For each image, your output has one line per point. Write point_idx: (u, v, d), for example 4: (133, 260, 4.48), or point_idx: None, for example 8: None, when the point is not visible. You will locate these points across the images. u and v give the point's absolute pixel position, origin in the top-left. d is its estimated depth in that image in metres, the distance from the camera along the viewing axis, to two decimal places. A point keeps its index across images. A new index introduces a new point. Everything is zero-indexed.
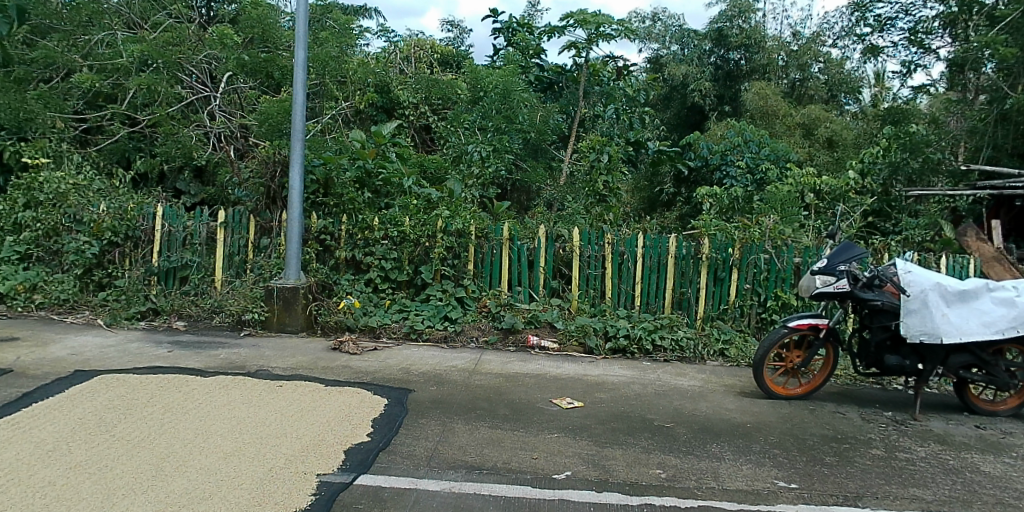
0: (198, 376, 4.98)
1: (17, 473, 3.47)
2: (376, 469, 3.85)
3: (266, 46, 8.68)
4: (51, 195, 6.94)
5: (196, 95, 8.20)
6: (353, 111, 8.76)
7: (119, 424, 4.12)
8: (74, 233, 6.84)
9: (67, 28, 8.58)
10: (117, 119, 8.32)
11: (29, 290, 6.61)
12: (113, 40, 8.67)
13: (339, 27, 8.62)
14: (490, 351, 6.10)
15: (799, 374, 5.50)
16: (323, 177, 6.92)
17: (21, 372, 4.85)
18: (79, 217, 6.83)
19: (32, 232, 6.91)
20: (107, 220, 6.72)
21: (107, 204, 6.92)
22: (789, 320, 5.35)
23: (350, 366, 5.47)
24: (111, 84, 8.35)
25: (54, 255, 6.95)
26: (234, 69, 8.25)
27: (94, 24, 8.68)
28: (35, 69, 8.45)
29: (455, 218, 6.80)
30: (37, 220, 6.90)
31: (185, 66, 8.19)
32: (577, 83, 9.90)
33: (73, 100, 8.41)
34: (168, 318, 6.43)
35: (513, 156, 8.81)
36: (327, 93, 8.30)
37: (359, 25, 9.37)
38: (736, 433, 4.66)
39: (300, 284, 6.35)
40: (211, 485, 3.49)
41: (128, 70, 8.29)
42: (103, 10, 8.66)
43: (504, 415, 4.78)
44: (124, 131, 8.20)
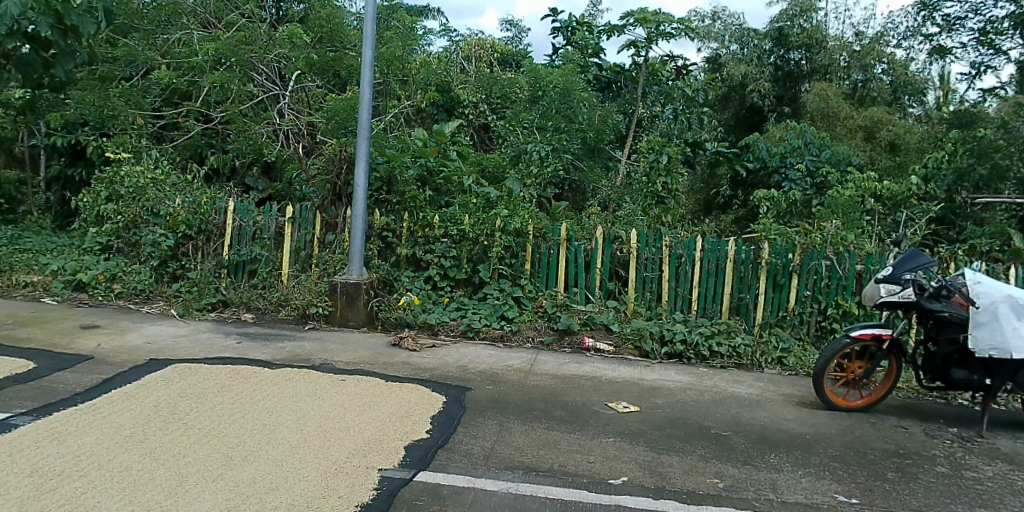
0: (265, 368, 5.09)
1: (97, 458, 3.61)
2: (435, 466, 3.87)
3: (335, 47, 8.98)
4: (131, 189, 7.21)
5: (266, 93, 8.26)
6: (415, 110, 8.85)
7: (191, 412, 4.26)
8: (151, 225, 7.10)
9: (149, 28, 8.98)
10: (192, 116, 8.61)
11: (109, 280, 6.84)
12: (190, 39, 8.87)
13: (403, 27, 8.86)
14: (546, 352, 6.06)
15: (862, 386, 5.29)
16: (387, 175, 7.05)
17: (101, 359, 5.06)
18: (156, 210, 7.10)
19: (113, 225, 7.24)
20: (182, 214, 6.95)
21: (182, 198, 7.10)
22: (851, 329, 5.18)
23: (409, 363, 5.51)
24: (187, 82, 8.62)
25: (133, 247, 7.22)
26: (303, 67, 8.36)
27: (173, 24, 8.97)
28: (118, 67, 8.82)
29: (514, 218, 6.76)
30: (118, 213, 7.20)
31: (256, 66, 8.25)
32: (636, 83, 9.72)
33: (152, 97, 8.65)
34: (237, 310, 6.55)
35: (571, 156, 8.79)
36: (389, 92, 8.41)
37: (421, 26, 9.48)
38: (794, 444, 4.52)
39: (362, 280, 6.42)
40: (278, 477, 3.56)
41: (203, 68, 8.54)
42: (182, 10, 8.95)
43: (559, 417, 4.76)
44: (199, 127, 8.43)
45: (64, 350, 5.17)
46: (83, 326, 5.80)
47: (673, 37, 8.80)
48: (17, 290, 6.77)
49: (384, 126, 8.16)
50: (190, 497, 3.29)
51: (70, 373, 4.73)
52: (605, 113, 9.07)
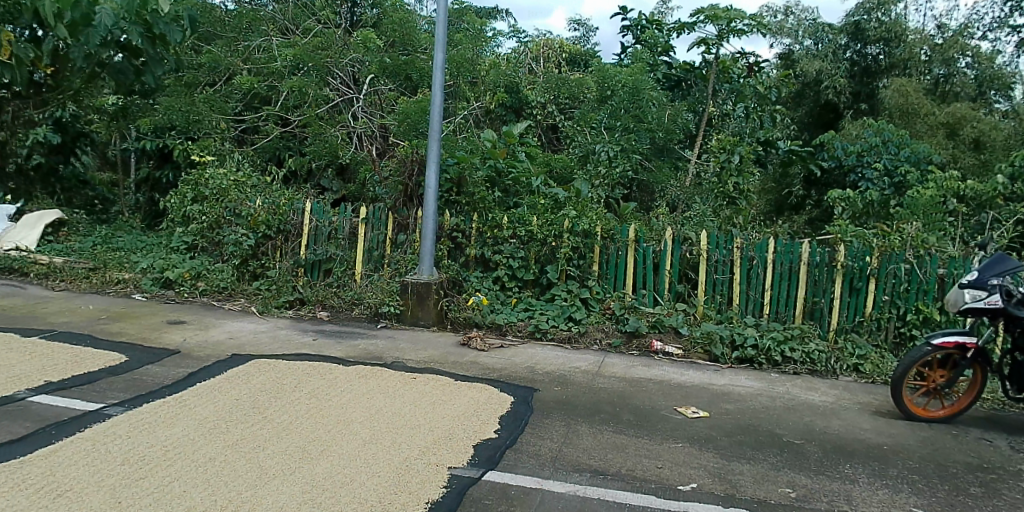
0: (339, 365, 5.21)
1: (183, 448, 3.78)
2: (503, 466, 3.87)
3: (408, 50, 9.15)
4: (215, 191, 7.54)
5: (341, 96, 8.59)
6: (484, 111, 8.85)
7: (271, 406, 4.40)
8: (233, 226, 7.37)
9: (231, 35, 9.29)
10: (271, 120, 8.90)
11: (194, 277, 7.14)
12: (269, 45, 9.30)
13: (473, 30, 9.06)
14: (614, 354, 5.97)
15: (943, 396, 5.00)
16: (457, 176, 7.08)
17: (187, 353, 5.29)
18: (238, 211, 7.37)
19: (198, 225, 7.53)
20: (263, 214, 7.23)
21: (263, 199, 7.39)
22: (932, 336, 4.89)
23: (478, 363, 5.54)
24: (268, 87, 8.94)
25: (215, 246, 7.48)
26: (376, 71, 8.66)
27: (254, 31, 9.36)
28: (202, 74, 9.16)
29: (582, 219, 6.71)
30: (203, 213, 7.52)
31: (332, 70, 8.65)
32: (706, 81, 9.51)
33: (234, 102, 9.00)
34: (313, 308, 6.73)
35: (640, 156, 8.67)
36: (459, 94, 8.59)
37: (490, 28, 9.59)
38: (871, 454, 4.31)
39: (433, 280, 6.48)
40: (351, 472, 3.63)
41: (281, 74, 8.81)
42: (261, 17, 9.37)
43: (627, 420, 4.68)
44: (278, 131, 8.75)
45: (153, 344, 5.43)
46: (170, 321, 6.08)
47: (744, 34, 8.55)
48: (111, 286, 7.15)
49: (453, 128, 8.26)
50: (268, 488, 3.40)
51: (158, 367, 4.96)
52: (676, 112, 8.81)
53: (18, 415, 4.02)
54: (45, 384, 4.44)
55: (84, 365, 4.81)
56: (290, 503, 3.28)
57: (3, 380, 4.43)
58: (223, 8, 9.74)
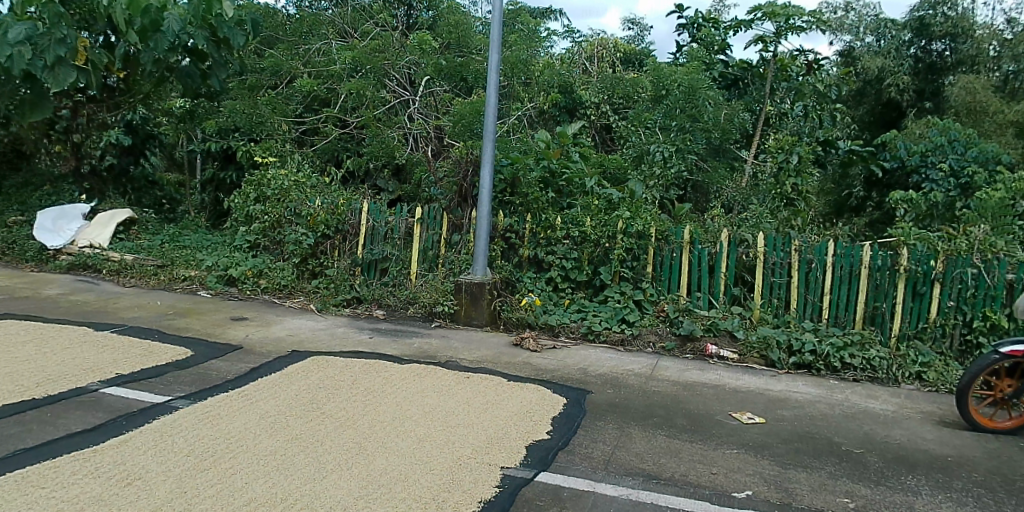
0: (394, 363, 5.28)
1: (244, 442, 3.88)
2: (556, 468, 3.86)
3: (462, 51, 9.21)
4: (276, 191, 7.74)
5: (397, 99, 8.74)
6: (538, 112, 8.88)
7: (328, 402, 4.49)
8: (294, 225, 7.55)
9: (292, 39, 9.57)
10: (330, 121, 9.11)
11: (256, 275, 7.35)
12: (329, 47, 9.43)
13: (527, 30, 9.09)
14: (668, 358, 5.89)
15: (1012, 407, 4.76)
16: (511, 176, 7.09)
17: (249, 349, 5.44)
18: (298, 210, 7.55)
19: (260, 224, 7.76)
20: (321, 214, 7.35)
21: (321, 200, 7.53)
22: (1000, 344, 4.66)
23: (530, 363, 5.54)
24: (326, 89, 9.12)
25: (277, 245, 7.70)
26: (432, 73, 8.72)
27: (313, 34, 9.53)
28: (264, 77, 9.40)
29: (636, 220, 6.66)
30: (265, 213, 7.74)
31: (389, 72, 8.77)
32: (764, 79, 9.32)
33: (294, 104, 9.22)
34: (369, 306, 6.85)
35: (695, 156, 8.54)
36: (514, 95, 8.56)
37: (544, 27, 9.65)
38: (935, 466, 4.14)
39: (486, 280, 6.51)
40: (406, 469, 3.67)
41: (340, 76, 9.04)
42: (322, 20, 9.55)
43: (680, 425, 4.61)
44: (337, 133, 8.95)
45: (217, 339, 5.62)
46: (233, 318, 6.27)
47: (803, 31, 8.33)
48: (178, 283, 7.43)
49: (506, 128, 8.28)
50: (326, 483, 3.47)
51: (222, 361, 5.11)
52: (733, 111, 8.69)
53: (91, 406, 4.19)
54: (117, 376, 4.63)
55: (152, 359, 4.99)
56: (346, 498, 3.33)
57: (78, 371, 4.64)
58: (284, 13, 10.02)
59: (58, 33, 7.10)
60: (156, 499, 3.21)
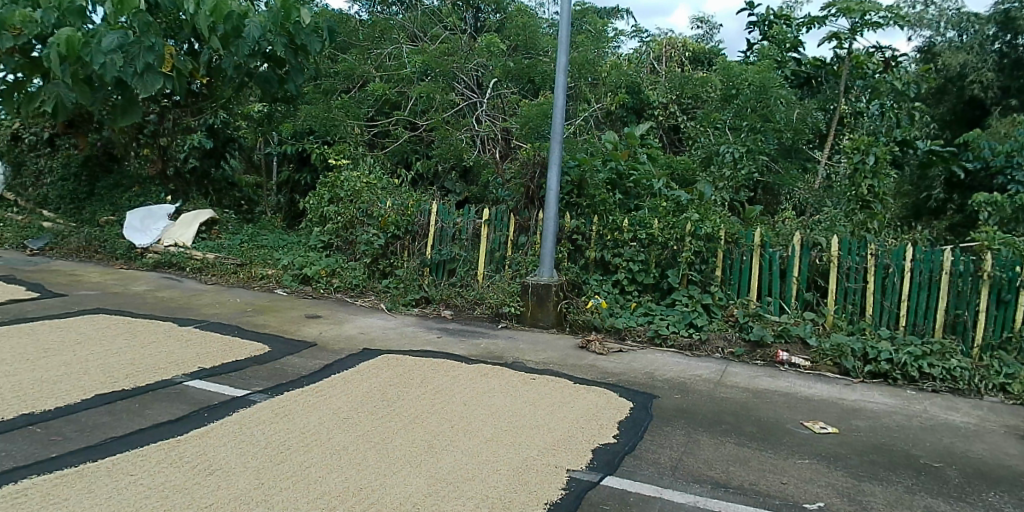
0: (462, 363, 5.33)
1: (319, 436, 3.99)
2: (621, 472, 3.81)
3: (530, 54, 9.25)
4: (349, 192, 7.94)
5: (465, 101, 8.80)
6: (604, 114, 8.80)
7: (398, 400, 4.57)
8: (365, 226, 7.71)
9: (364, 44, 9.80)
10: (401, 124, 9.31)
11: (329, 275, 7.54)
12: (399, 52, 9.55)
13: (594, 31, 9.05)
14: (737, 363, 5.75)
15: None
16: (578, 179, 7.00)
17: (323, 346, 5.59)
18: (369, 212, 7.70)
19: (334, 225, 7.93)
20: (392, 216, 7.51)
21: (392, 201, 7.69)
22: None
23: (597, 366, 5.50)
24: (398, 93, 9.26)
25: (349, 245, 7.85)
26: (501, 75, 8.88)
27: (384, 39, 9.74)
28: (339, 81, 9.72)
29: (705, 222, 6.54)
30: (339, 214, 7.91)
31: (457, 75, 8.88)
32: (839, 77, 8.96)
33: (366, 108, 9.40)
34: (438, 306, 6.94)
35: (767, 157, 8.33)
36: (580, 96, 8.51)
37: (612, 28, 9.60)
38: (1021, 483, 3.90)
39: (553, 281, 6.49)
40: (474, 468, 3.70)
41: (410, 79, 9.18)
42: (392, 26, 9.76)
43: (750, 433, 4.50)
44: (407, 135, 9.11)
45: (293, 336, 5.80)
46: (307, 315, 6.46)
47: (880, 27, 8.01)
48: (256, 281, 7.73)
49: (574, 130, 8.24)
50: (397, 478, 3.53)
51: (297, 357, 5.27)
52: (806, 111, 8.42)
53: (176, 398, 4.39)
54: (199, 370, 4.82)
55: (232, 354, 5.18)
56: (415, 495, 3.37)
57: (165, 364, 4.87)
58: (357, 19, 10.30)
59: (146, 42, 7.80)
60: (234, 488, 3.33)
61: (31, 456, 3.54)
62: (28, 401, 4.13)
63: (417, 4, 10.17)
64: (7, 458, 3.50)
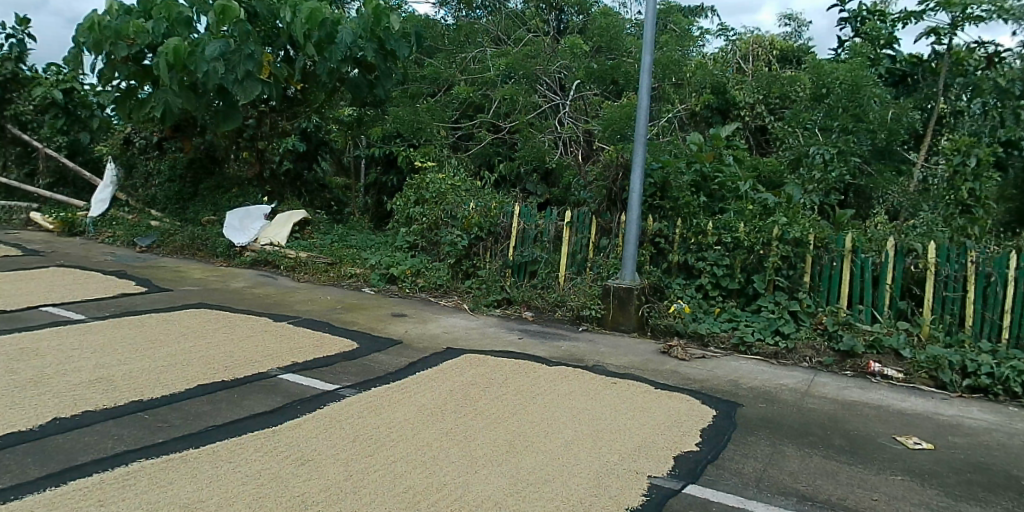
0: (543, 365, 5.35)
1: (405, 431, 4.08)
2: (704, 481, 3.73)
3: (613, 55, 9.14)
4: (434, 194, 8.16)
5: (549, 103, 8.87)
6: (688, 115, 8.87)
7: (481, 399, 4.62)
8: (450, 227, 7.84)
9: (450, 48, 9.92)
10: (484, 126, 9.38)
11: (414, 274, 7.71)
12: (483, 55, 9.67)
13: (679, 30, 8.94)
14: (825, 374, 5.55)
15: None
16: (661, 181, 6.93)
17: (408, 344, 5.72)
18: (454, 213, 7.85)
19: (420, 225, 8.16)
20: (475, 217, 7.57)
21: (475, 203, 7.79)
22: None
23: (679, 372, 5.42)
24: (481, 95, 9.37)
25: (434, 246, 8.07)
26: (584, 77, 8.76)
27: (469, 43, 9.91)
28: (424, 85, 9.84)
29: (793, 226, 6.33)
30: (424, 214, 8.14)
31: (540, 77, 8.96)
32: (937, 75, 8.58)
33: (451, 111, 9.60)
34: (519, 308, 6.96)
35: (859, 160, 8.01)
36: (664, 96, 8.49)
37: (697, 27, 9.43)
38: None
39: (635, 285, 6.43)
40: (555, 471, 3.70)
41: (495, 82, 9.27)
42: (477, 30, 9.90)
43: (839, 446, 4.32)
44: (490, 137, 9.22)
45: (379, 333, 5.96)
46: (393, 314, 6.62)
47: (982, 21, 7.59)
48: (346, 279, 7.97)
49: (657, 131, 8.16)
50: (479, 477, 3.56)
51: (384, 354, 5.41)
52: (902, 110, 8.04)
53: (270, 390, 4.57)
54: (292, 364, 5.01)
55: (322, 349, 5.36)
56: (496, 495, 3.39)
57: (261, 357, 5.08)
58: (443, 23, 10.47)
59: (247, 50, 8.35)
60: (323, 479, 3.43)
61: (140, 441, 3.75)
62: (137, 389, 4.38)
63: (501, 7, 10.26)
64: (120, 441, 3.73)
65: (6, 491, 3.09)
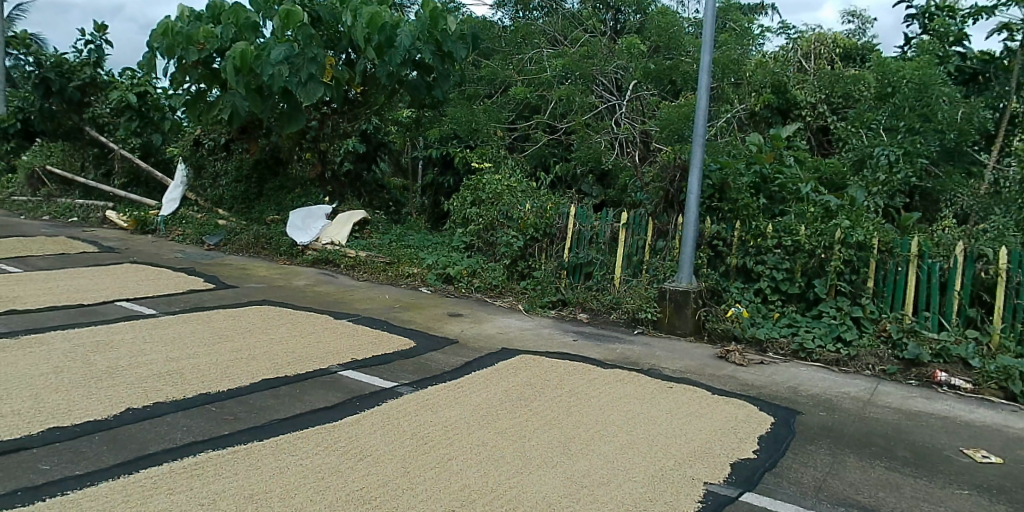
0: (597, 367, 5.33)
1: (460, 430, 4.12)
2: (761, 489, 3.65)
3: (671, 54, 8.99)
4: (491, 195, 8.16)
5: (605, 104, 8.86)
6: (748, 115, 8.75)
7: (535, 400, 4.63)
8: (505, 228, 7.86)
9: (507, 50, 9.99)
10: (541, 127, 9.42)
11: (470, 274, 7.78)
12: (540, 56, 9.68)
13: (738, 28, 8.72)
14: (888, 382, 5.39)
15: None
16: (720, 182, 6.83)
17: (464, 343, 5.77)
18: (510, 214, 7.86)
19: (475, 226, 8.15)
20: (531, 219, 7.61)
21: (531, 204, 7.81)
22: None
23: (737, 378, 5.34)
24: (537, 96, 9.36)
25: (489, 247, 8.06)
26: (640, 77, 8.68)
27: (527, 43, 9.93)
28: (482, 87, 10.04)
29: (856, 230, 6.18)
30: (480, 216, 8.11)
31: (597, 77, 8.93)
32: (1011, 71, 8.24)
33: (507, 112, 9.67)
34: (574, 309, 6.98)
35: (926, 160, 7.74)
36: (723, 97, 8.28)
37: (756, 25, 9.24)
38: None
39: (692, 288, 6.36)
40: (610, 474, 3.68)
41: (551, 82, 9.20)
42: (534, 31, 9.91)
43: (903, 457, 4.18)
44: (546, 139, 9.26)
45: (436, 332, 6.04)
46: (449, 313, 6.69)
47: None
48: (403, 279, 8.08)
49: (715, 131, 8.00)
50: (533, 477, 3.57)
51: (440, 353, 5.47)
52: (973, 109, 7.73)
53: (330, 386, 4.67)
54: (352, 362, 5.11)
55: (381, 347, 5.45)
56: (551, 496, 3.39)
57: (322, 354, 5.20)
58: (500, 24, 10.51)
59: (309, 53, 8.58)
60: (381, 475, 3.48)
61: (207, 433, 3.86)
62: (204, 382, 4.53)
63: (558, 8, 10.26)
64: (188, 433, 3.85)
65: (83, 478, 3.22)
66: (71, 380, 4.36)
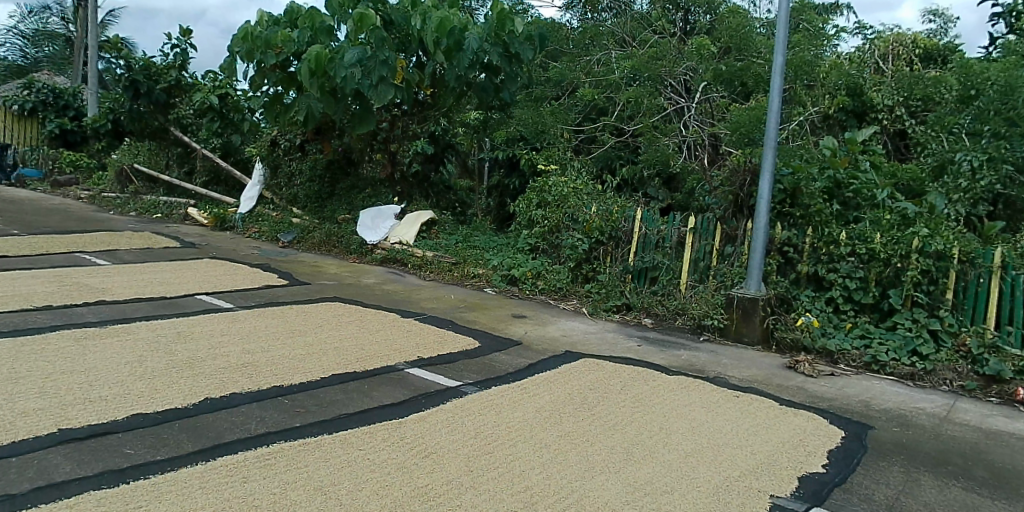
0: (662, 374, 5.29)
1: (523, 431, 4.14)
2: (830, 504, 3.54)
3: (743, 56, 8.83)
4: (557, 197, 8.20)
5: (673, 106, 8.79)
6: (822, 117, 8.61)
7: (599, 405, 4.62)
8: (571, 230, 7.87)
9: (575, 51, 10.10)
10: (607, 129, 9.43)
11: (534, 276, 7.81)
12: (607, 58, 9.71)
13: (812, 29, 8.56)
14: (967, 399, 5.17)
15: None
16: (791, 187, 6.63)
17: (527, 345, 5.79)
18: (575, 216, 7.87)
19: (541, 229, 8.24)
20: (597, 221, 7.54)
21: (597, 206, 7.78)
22: None
23: (805, 389, 5.21)
24: (605, 99, 9.45)
25: (555, 249, 8.14)
26: (710, 78, 8.58)
27: (594, 45, 9.99)
28: (549, 89, 10.12)
29: (936, 238, 5.93)
30: (546, 218, 8.22)
31: (666, 80, 8.81)
32: None
33: (574, 114, 9.72)
34: (639, 314, 6.96)
35: (1013, 167, 7.19)
36: (796, 99, 8.32)
37: (831, 25, 9.00)
38: None
39: (760, 296, 6.27)
40: (673, 481, 3.63)
41: (619, 84, 9.23)
42: (602, 32, 9.93)
43: (981, 478, 4.00)
44: (613, 141, 9.26)
45: (501, 333, 6.09)
46: (514, 315, 6.74)
47: None
48: (468, 279, 8.16)
49: (787, 134, 7.98)
50: (595, 482, 3.56)
51: (505, 354, 5.51)
52: None
53: (397, 384, 4.75)
54: (419, 360, 5.20)
55: (446, 346, 5.53)
56: (613, 501, 3.36)
57: (390, 351, 5.31)
58: (568, 27, 10.54)
59: (382, 55, 8.74)
60: (445, 473, 3.53)
61: (279, 424, 3.99)
62: (276, 374, 4.68)
63: (627, 9, 10.17)
64: (261, 423, 3.99)
65: (164, 463, 3.37)
66: (155, 368, 4.59)
